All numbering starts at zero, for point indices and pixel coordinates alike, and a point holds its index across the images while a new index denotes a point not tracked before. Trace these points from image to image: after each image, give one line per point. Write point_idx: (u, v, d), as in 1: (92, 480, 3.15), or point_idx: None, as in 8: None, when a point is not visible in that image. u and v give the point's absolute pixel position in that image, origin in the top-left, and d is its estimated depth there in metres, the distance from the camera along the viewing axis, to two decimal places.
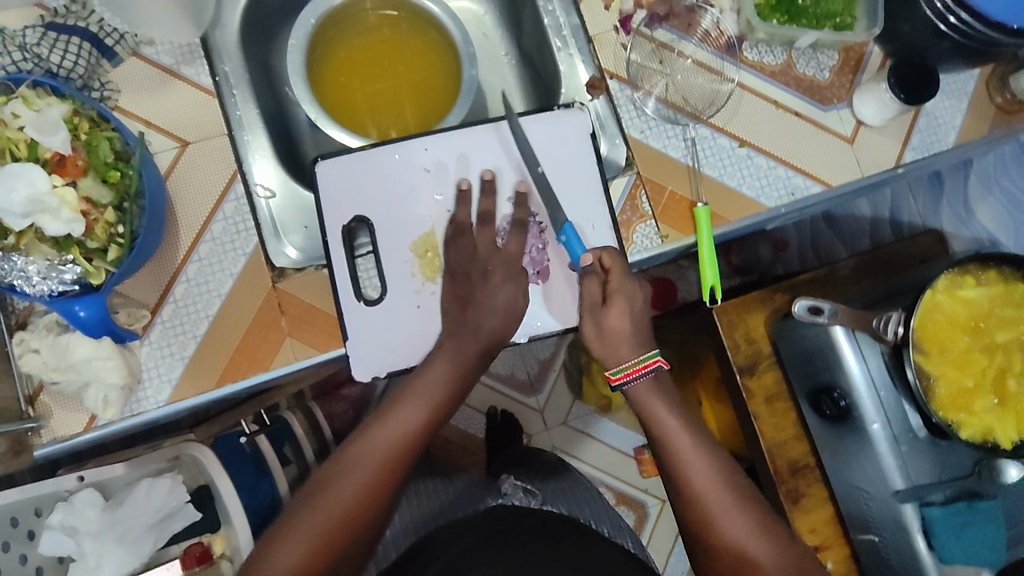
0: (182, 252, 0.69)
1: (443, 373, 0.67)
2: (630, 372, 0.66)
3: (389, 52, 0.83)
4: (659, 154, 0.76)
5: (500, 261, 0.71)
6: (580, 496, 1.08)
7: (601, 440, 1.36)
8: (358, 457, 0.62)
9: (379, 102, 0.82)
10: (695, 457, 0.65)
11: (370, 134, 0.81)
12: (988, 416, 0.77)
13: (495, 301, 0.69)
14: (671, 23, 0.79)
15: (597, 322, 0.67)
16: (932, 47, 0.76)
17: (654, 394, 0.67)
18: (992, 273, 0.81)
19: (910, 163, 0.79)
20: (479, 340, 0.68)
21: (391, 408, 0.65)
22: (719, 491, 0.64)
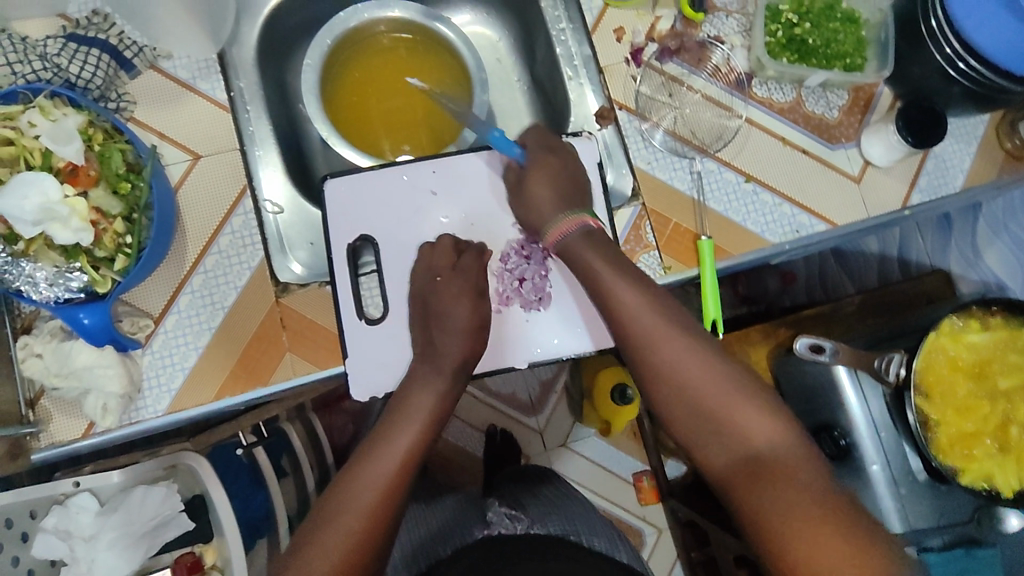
0: (188, 263, 0.70)
1: (427, 403, 0.66)
2: (561, 227, 0.67)
3: (406, 72, 0.84)
4: (664, 185, 0.77)
5: (456, 278, 0.70)
6: (574, 512, 1.05)
7: (601, 465, 1.36)
8: (355, 491, 0.60)
9: (392, 124, 0.84)
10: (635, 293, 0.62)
11: (381, 155, 0.83)
12: (989, 462, 0.77)
13: (456, 323, 0.68)
14: (682, 57, 0.80)
15: (522, 193, 0.71)
16: (942, 91, 0.76)
17: (586, 244, 0.66)
18: (998, 318, 0.80)
19: (917, 205, 0.79)
20: (442, 362, 0.67)
21: (378, 439, 0.64)
22: (664, 328, 0.61)
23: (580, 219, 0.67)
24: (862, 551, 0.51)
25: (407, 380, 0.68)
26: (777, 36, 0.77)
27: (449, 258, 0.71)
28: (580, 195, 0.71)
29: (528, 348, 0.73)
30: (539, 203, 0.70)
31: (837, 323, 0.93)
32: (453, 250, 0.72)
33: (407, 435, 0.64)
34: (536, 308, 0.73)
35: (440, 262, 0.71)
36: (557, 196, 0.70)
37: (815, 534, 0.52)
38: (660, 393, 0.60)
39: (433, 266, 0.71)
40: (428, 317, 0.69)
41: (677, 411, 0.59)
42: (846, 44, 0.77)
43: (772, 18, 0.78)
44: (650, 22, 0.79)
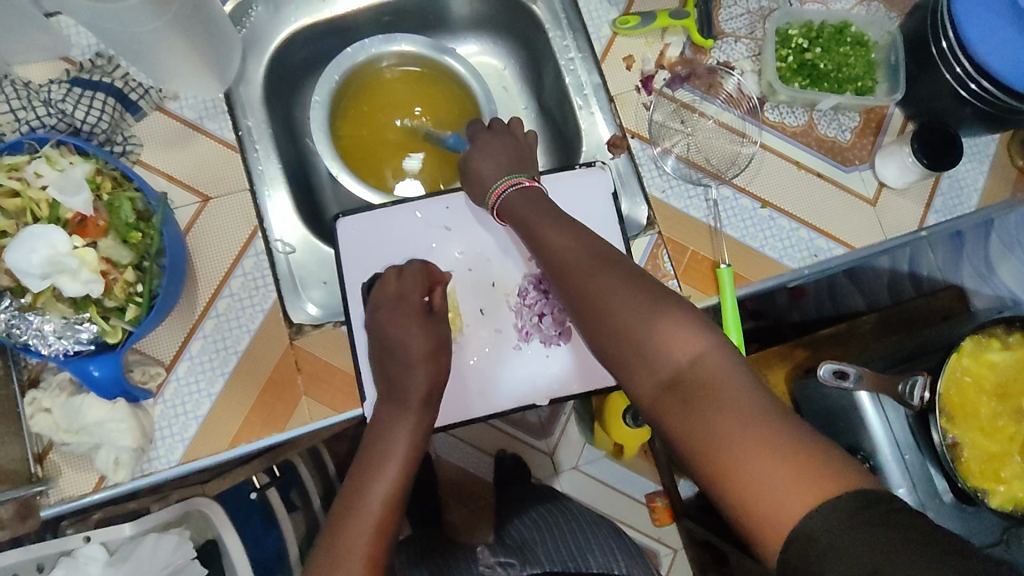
0: (200, 307, 0.68)
1: (403, 439, 0.60)
2: (500, 188, 0.66)
3: (414, 107, 0.83)
4: (680, 213, 0.76)
5: (401, 308, 0.65)
6: (582, 541, 1.01)
7: (614, 487, 1.33)
8: (342, 543, 0.54)
9: (397, 155, 0.83)
10: (563, 235, 0.59)
11: (386, 187, 0.82)
12: (1018, 483, 0.76)
13: (409, 354, 0.63)
14: (692, 83, 0.80)
15: (467, 169, 0.70)
16: (953, 112, 0.76)
17: (525, 201, 0.64)
18: (1019, 336, 0.80)
19: (933, 226, 0.78)
20: (408, 393, 0.62)
21: (357, 479, 0.58)
22: (591, 262, 0.56)
23: (517, 179, 0.66)
24: (809, 470, 0.44)
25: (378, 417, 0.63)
26: (788, 60, 0.78)
27: (391, 286, 0.67)
28: (522, 165, 0.69)
29: (550, 384, 0.71)
30: (483, 175, 0.69)
31: (854, 341, 0.91)
32: (397, 274, 0.68)
33: (389, 475, 0.58)
34: (557, 342, 0.71)
35: (385, 293, 0.67)
36: (495, 164, 0.68)
37: (757, 457, 0.46)
38: (592, 330, 0.55)
39: (377, 299, 0.67)
40: (382, 351, 0.64)
41: (607, 346, 0.54)
42: (856, 68, 0.78)
43: (783, 43, 0.79)
44: (659, 50, 0.80)
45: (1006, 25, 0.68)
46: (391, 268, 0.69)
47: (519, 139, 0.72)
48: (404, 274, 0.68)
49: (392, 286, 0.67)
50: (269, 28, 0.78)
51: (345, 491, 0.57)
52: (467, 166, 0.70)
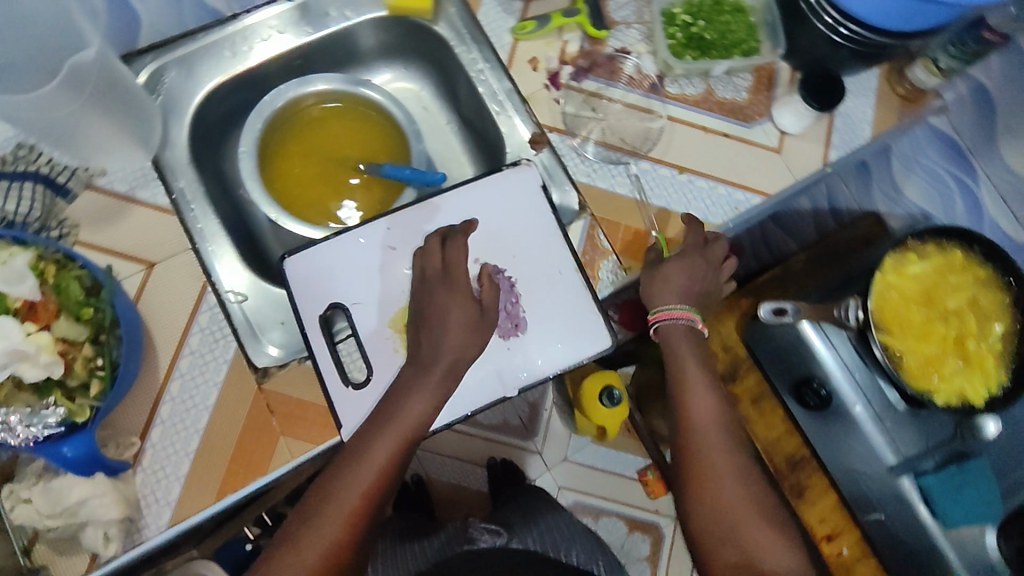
0: (163, 371, 0.69)
1: (393, 442, 0.65)
2: (673, 312, 0.74)
3: (338, 138, 0.86)
4: (607, 192, 0.81)
5: (444, 280, 0.69)
6: (558, 516, 1.13)
7: (605, 469, 1.38)
8: (313, 534, 0.62)
9: (336, 192, 0.85)
10: (707, 402, 0.73)
11: (334, 223, 0.84)
12: (958, 378, 0.83)
13: (447, 319, 0.67)
14: (595, 72, 0.85)
15: (655, 276, 0.75)
16: (832, 56, 0.84)
17: (686, 339, 0.74)
18: (932, 245, 0.86)
19: (836, 161, 0.85)
20: (439, 359, 0.66)
21: (342, 473, 0.64)
22: (721, 443, 0.71)
23: (692, 315, 0.75)
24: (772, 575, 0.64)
25: (379, 411, 0.67)
26: (677, 37, 0.84)
27: (438, 259, 0.71)
28: (695, 297, 0.76)
29: (517, 374, 0.73)
30: (671, 284, 0.75)
31: (792, 282, 0.98)
32: (441, 245, 0.72)
33: (368, 475, 0.64)
34: (515, 334, 0.74)
35: (432, 264, 0.71)
36: (676, 286, 0.75)
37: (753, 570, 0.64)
38: (699, 500, 0.70)
39: (426, 268, 0.71)
40: (421, 319, 0.68)
41: (705, 516, 0.69)
42: (739, 33, 0.85)
43: (669, 22, 0.85)
44: (558, 47, 0.85)
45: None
46: (434, 236, 0.73)
47: (709, 272, 0.76)
48: (448, 247, 0.72)
49: (439, 254, 0.71)
50: (185, 91, 0.80)
51: (328, 479, 0.65)
52: (654, 274, 0.76)
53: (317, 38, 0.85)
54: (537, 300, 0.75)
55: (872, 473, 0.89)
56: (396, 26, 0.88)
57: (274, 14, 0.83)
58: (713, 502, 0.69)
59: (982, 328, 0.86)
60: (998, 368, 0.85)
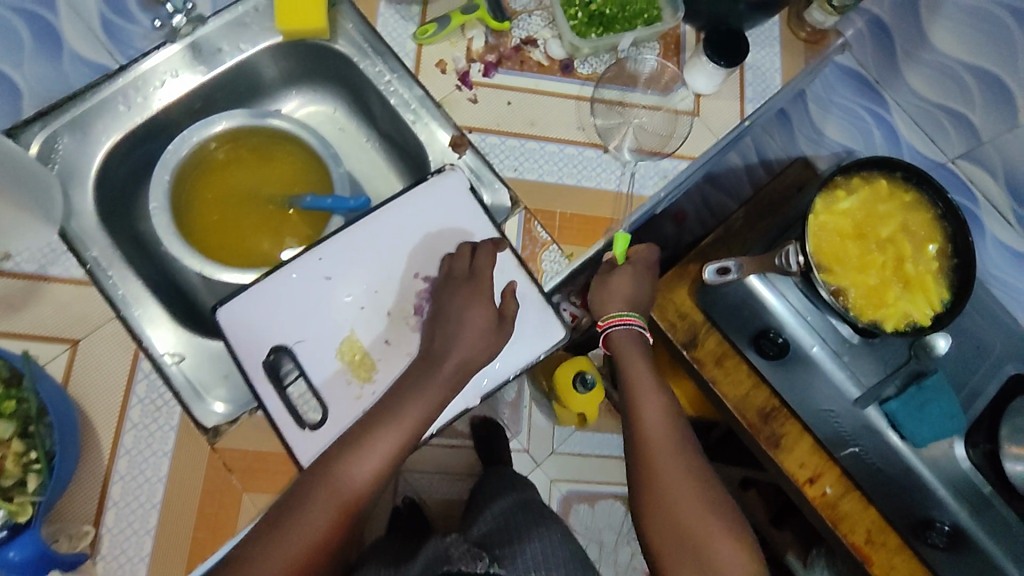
0: (107, 449, 0.66)
1: (357, 479, 0.62)
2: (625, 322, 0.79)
3: (261, 163, 0.83)
4: (537, 184, 0.80)
5: (468, 285, 0.69)
6: (549, 535, 0.94)
7: (592, 454, 1.39)
8: (289, 537, 0.61)
9: (266, 227, 0.82)
10: (658, 420, 0.75)
11: (272, 259, 0.81)
12: (901, 302, 0.86)
13: (465, 322, 0.67)
14: (506, 66, 0.83)
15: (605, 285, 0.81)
16: (731, 11, 0.83)
17: (631, 342, 0.79)
18: (856, 179, 0.89)
19: (753, 113, 0.86)
20: (453, 361, 0.66)
21: (296, 506, 0.62)
22: (675, 459, 0.73)
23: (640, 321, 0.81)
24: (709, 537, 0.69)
25: (351, 433, 0.65)
26: (578, 17, 0.83)
27: (466, 263, 0.71)
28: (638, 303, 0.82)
29: (477, 382, 0.72)
30: (619, 292, 0.81)
31: (735, 240, 1.00)
32: (470, 254, 0.72)
33: (325, 512, 0.62)
34: None
35: (458, 267, 0.71)
36: (626, 295, 0.81)
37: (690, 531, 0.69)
38: (655, 514, 0.71)
39: (453, 270, 0.71)
40: (438, 318, 0.69)
41: (663, 529, 0.70)
42: (639, 3, 0.84)
43: (569, 3, 0.83)
44: (464, 47, 0.83)
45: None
46: (466, 243, 0.73)
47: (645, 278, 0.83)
48: (478, 253, 0.71)
49: (468, 258, 0.72)
50: (81, 154, 0.75)
51: (281, 510, 0.62)
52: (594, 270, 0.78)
53: (214, 76, 0.81)
54: None
55: (840, 410, 0.92)
56: (296, 52, 0.85)
57: (164, 59, 0.78)
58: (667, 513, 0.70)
59: (918, 250, 0.88)
60: (938, 286, 0.87)
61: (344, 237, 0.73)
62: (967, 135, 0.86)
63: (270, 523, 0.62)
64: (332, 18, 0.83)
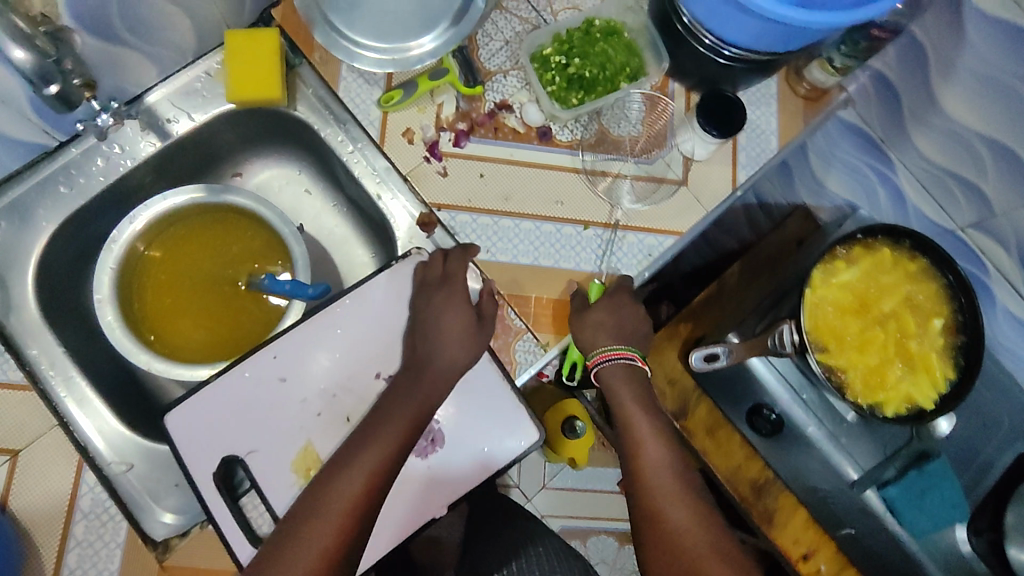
0: (51, 566, 0.63)
1: (354, 487, 0.60)
2: (610, 352, 0.71)
3: (216, 237, 0.77)
4: (511, 265, 0.74)
5: (448, 292, 0.69)
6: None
7: (586, 488, 1.29)
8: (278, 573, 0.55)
9: (229, 317, 0.76)
10: (656, 447, 0.70)
11: (232, 353, 0.75)
12: (903, 385, 0.82)
13: (445, 326, 0.67)
14: (478, 133, 0.76)
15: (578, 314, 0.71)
16: (725, 75, 0.75)
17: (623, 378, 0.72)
18: (857, 248, 0.84)
19: (746, 182, 0.79)
20: (437, 363, 0.66)
21: (292, 531, 0.58)
22: (675, 486, 0.67)
23: (630, 354, 0.72)
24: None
25: (343, 450, 0.63)
26: (556, 82, 0.76)
27: (438, 267, 0.70)
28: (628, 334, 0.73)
29: (442, 494, 0.67)
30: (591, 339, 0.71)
31: (729, 300, 0.95)
32: (442, 260, 0.70)
33: (326, 531, 0.57)
34: (434, 450, 0.68)
35: (431, 272, 0.70)
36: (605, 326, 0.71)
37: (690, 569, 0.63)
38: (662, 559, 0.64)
39: (427, 278, 0.70)
40: (413, 329, 0.69)
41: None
42: (619, 57, 0.77)
43: (544, 65, 0.76)
44: (433, 113, 0.76)
45: (717, 6, 0.65)
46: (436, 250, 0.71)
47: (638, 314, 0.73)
48: (450, 258, 0.70)
49: (442, 261, 0.70)
50: (16, 240, 0.69)
51: (273, 542, 0.58)
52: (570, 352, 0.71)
53: (165, 147, 0.75)
54: (453, 411, 0.69)
55: (835, 490, 0.89)
56: (252, 116, 0.78)
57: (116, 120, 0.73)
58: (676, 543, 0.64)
59: (923, 326, 0.83)
60: (943, 363, 0.83)
61: (302, 333, 0.69)
62: (978, 205, 0.79)
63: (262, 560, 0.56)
64: (289, 81, 0.76)
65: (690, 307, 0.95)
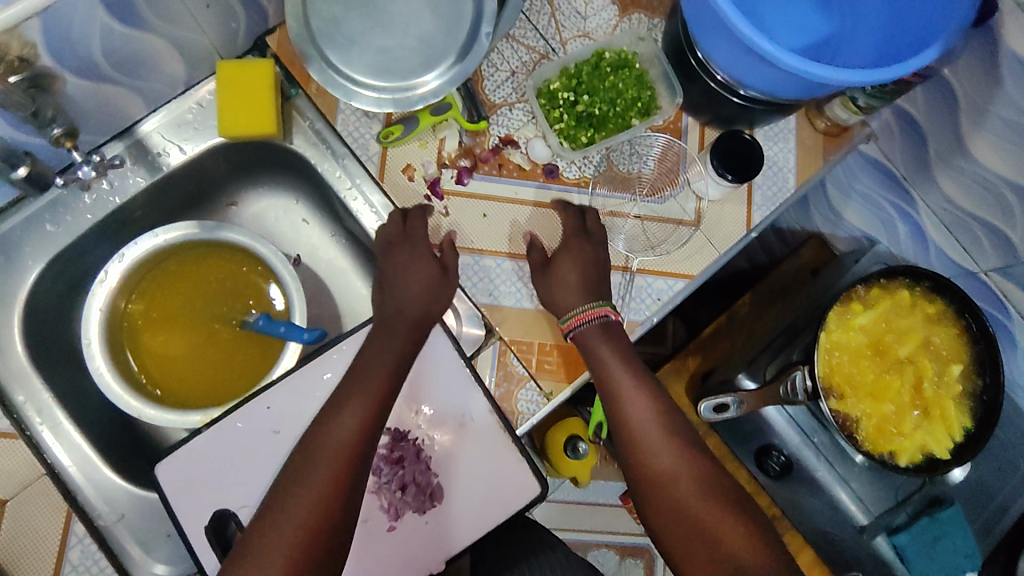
0: None
1: (342, 438, 0.58)
2: (582, 315, 0.66)
3: (208, 268, 0.74)
4: (514, 309, 0.72)
5: (413, 242, 0.69)
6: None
7: (588, 500, 1.22)
8: (274, 530, 0.53)
9: (222, 360, 0.73)
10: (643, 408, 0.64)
11: (228, 399, 0.72)
12: (919, 433, 0.78)
13: (413, 275, 0.67)
14: (481, 170, 0.73)
15: (543, 275, 0.68)
16: (743, 114, 0.71)
17: (603, 342, 0.66)
18: (873, 291, 0.80)
19: (761, 223, 0.75)
20: (408, 314, 0.66)
21: (286, 492, 0.56)
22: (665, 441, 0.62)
23: (602, 311, 0.66)
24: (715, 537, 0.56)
25: (326, 409, 0.61)
26: (564, 119, 0.73)
27: (399, 224, 0.69)
28: (599, 286, 0.69)
29: (438, 549, 0.65)
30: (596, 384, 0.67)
31: (740, 330, 0.92)
32: (402, 218, 0.70)
33: (315, 485, 0.55)
34: (432, 505, 0.66)
35: (394, 228, 0.69)
36: (573, 283, 0.67)
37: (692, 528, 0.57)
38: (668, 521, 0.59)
39: (388, 236, 0.69)
40: (382, 284, 0.68)
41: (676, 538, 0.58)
42: (630, 91, 0.73)
43: (551, 100, 0.73)
44: (435, 149, 0.73)
45: (742, 56, 0.60)
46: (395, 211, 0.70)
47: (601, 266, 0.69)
48: (409, 218, 0.70)
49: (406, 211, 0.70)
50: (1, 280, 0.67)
51: (269, 502, 0.56)
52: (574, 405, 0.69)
53: (155, 184, 0.72)
54: (452, 466, 0.67)
55: (843, 534, 0.87)
56: (247, 148, 0.75)
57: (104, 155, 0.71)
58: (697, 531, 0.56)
59: (941, 371, 0.80)
60: (961, 409, 0.80)
61: (297, 382, 0.67)
62: (1006, 250, 0.76)
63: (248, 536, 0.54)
64: (285, 113, 0.73)
65: (699, 339, 0.93)
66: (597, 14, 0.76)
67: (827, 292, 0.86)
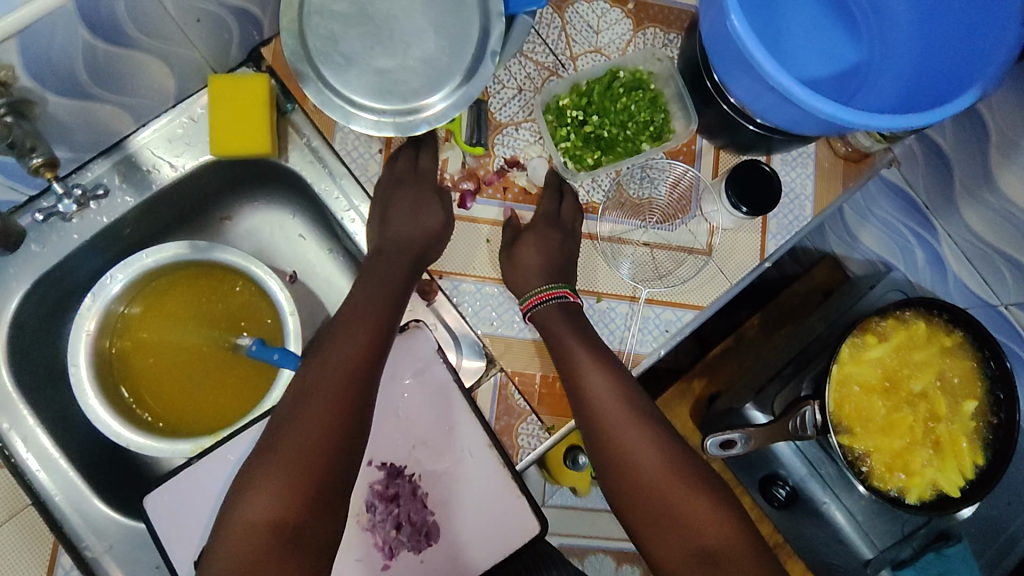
0: None
1: (348, 358, 0.58)
2: (537, 296, 0.65)
3: (200, 289, 0.72)
4: (517, 340, 0.69)
5: (423, 182, 0.68)
6: None
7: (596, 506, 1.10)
8: (286, 447, 0.52)
9: (212, 386, 0.71)
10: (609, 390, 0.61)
11: (219, 428, 0.70)
12: (930, 471, 0.76)
13: (416, 210, 0.66)
14: (485, 193, 0.70)
15: (515, 264, 0.67)
16: (761, 142, 0.68)
17: (562, 321, 0.64)
18: (890, 322, 0.77)
19: (775, 252, 0.72)
20: (408, 249, 0.65)
21: (295, 409, 0.55)
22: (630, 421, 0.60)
23: (560, 293, 0.65)
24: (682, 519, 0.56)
25: (326, 334, 0.60)
26: (571, 138, 0.69)
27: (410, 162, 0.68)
28: (560, 270, 0.68)
29: None
30: None
31: (749, 355, 0.89)
32: (414, 157, 0.69)
33: (326, 401, 0.55)
34: (428, 545, 0.64)
35: (402, 166, 0.68)
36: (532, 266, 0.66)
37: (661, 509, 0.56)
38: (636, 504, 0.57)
39: (397, 171, 0.68)
40: (381, 220, 0.67)
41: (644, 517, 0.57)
42: (642, 114, 0.69)
43: (559, 119, 0.69)
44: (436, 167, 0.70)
45: (761, 92, 0.57)
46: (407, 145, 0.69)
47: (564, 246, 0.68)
48: (421, 156, 0.69)
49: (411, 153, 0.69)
50: None
51: (277, 424, 0.55)
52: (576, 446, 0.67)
53: (144, 203, 0.69)
54: (450, 504, 0.65)
55: (847, 567, 0.85)
56: (242, 164, 0.72)
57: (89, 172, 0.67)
58: (680, 532, 0.55)
59: (954, 406, 0.77)
60: (973, 447, 0.77)
61: None
62: None
63: (253, 467, 0.52)
64: (280, 129, 0.70)
65: (706, 360, 0.90)
66: (610, 28, 0.72)
67: (837, 318, 0.82)
